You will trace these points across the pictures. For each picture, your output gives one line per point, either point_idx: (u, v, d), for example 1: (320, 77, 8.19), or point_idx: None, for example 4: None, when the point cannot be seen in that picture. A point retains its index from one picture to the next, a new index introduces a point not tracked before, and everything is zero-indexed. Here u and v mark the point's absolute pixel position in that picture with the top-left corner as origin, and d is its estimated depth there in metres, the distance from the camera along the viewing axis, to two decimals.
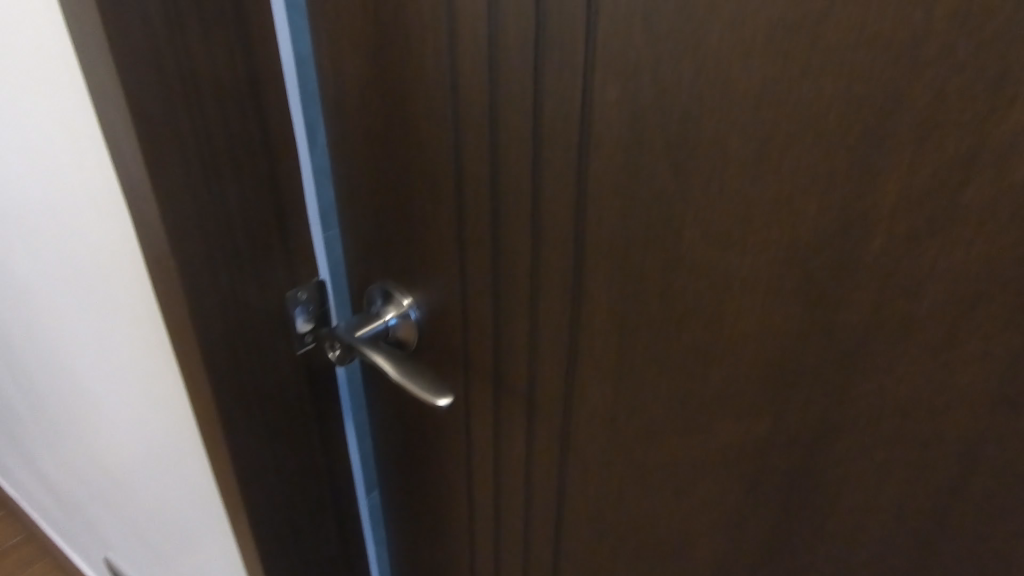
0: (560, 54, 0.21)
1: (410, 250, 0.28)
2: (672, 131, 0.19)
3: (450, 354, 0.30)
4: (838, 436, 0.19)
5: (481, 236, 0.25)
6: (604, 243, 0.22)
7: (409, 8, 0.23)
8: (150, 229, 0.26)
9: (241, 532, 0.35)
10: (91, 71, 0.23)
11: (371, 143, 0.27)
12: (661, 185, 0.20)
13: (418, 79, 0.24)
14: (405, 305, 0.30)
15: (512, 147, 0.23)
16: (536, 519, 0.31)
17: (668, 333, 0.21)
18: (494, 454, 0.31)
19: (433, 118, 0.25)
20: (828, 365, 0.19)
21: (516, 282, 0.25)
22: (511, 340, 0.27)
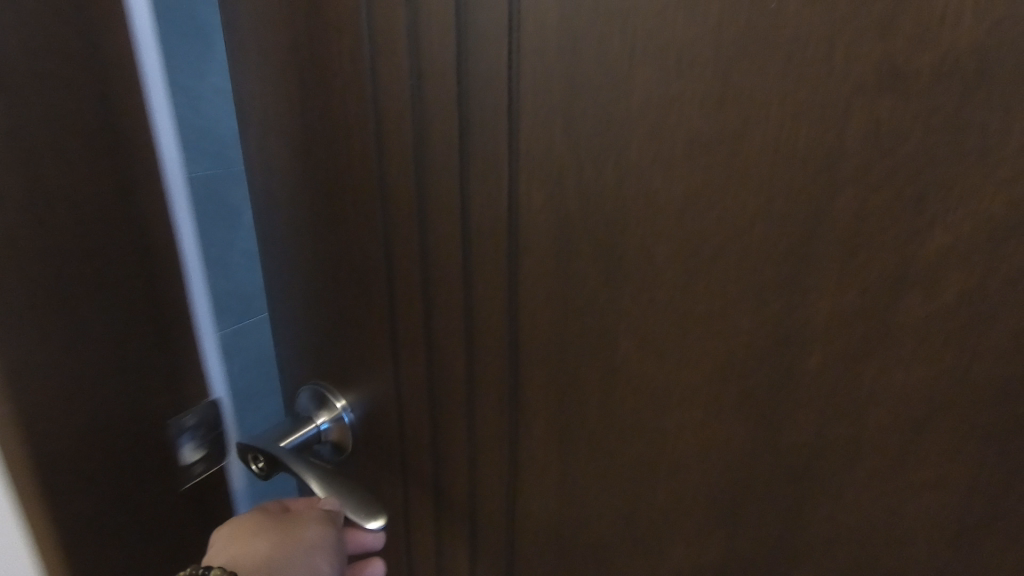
0: (484, 155, 0.21)
1: (342, 344, 0.28)
2: (597, 234, 0.19)
3: (384, 452, 0.30)
4: (808, 555, 0.18)
5: (415, 330, 0.25)
6: (542, 339, 0.21)
7: (338, 112, 0.24)
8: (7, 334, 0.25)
9: None
10: None
11: (312, 238, 0.27)
12: (593, 286, 0.19)
13: (351, 177, 0.24)
14: (337, 408, 0.30)
15: (443, 243, 0.23)
16: None
17: (620, 434, 0.20)
18: (434, 554, 0.30)
19: (365, 215, 0.25)
20: (785, 477, 0.17)
21: (451, 375, 0.25)
22: (447, 434, 0.26)
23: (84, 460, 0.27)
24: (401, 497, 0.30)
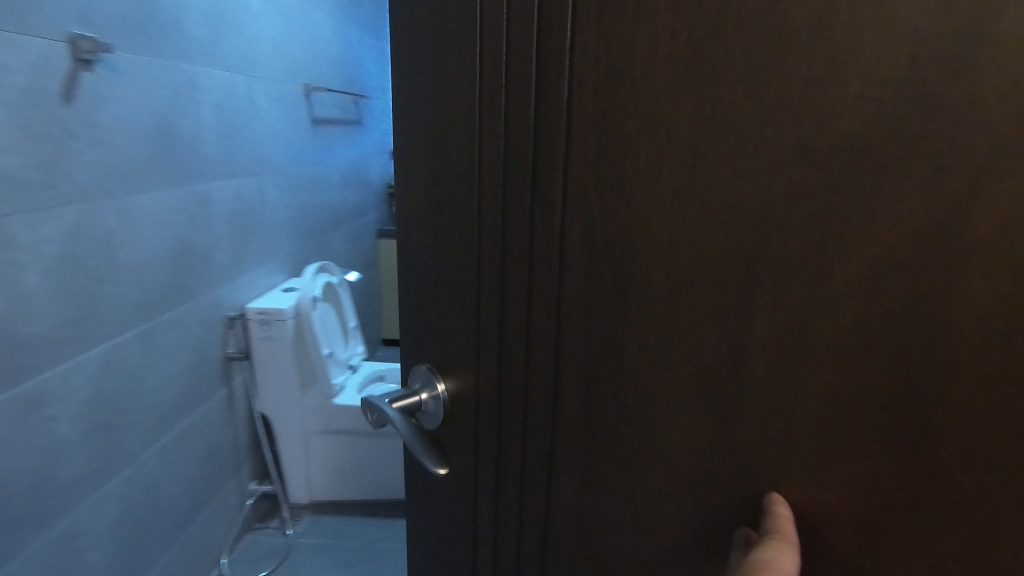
0: (552, 112, 0.26)
1: (429, 285, 0.34)
2: (642, 170, 0.24)
3: (453, 386, 0.34)
4: (832, 454, 0.21)
5: (491, 264, 0.30)
6: (595, 270, 0.26)
7: (450, 78, 0.30)
8: None
9: None
10: None
11: (414, 183, 0.33)
12: (643, 219, 0.24)
13: (449, 134, 0.30)
14: (438, 385, 0.35)
15: (522, 187, 0.28)
16: (527, 546, 0.33)
17: (661, 353, 0.25)
18: (494, 479, 0.34)
19: (461, 168, 0.30)
20: (810, 382, 0.21)
21: (516, 306, 0.30)
22: (509, 359, 0.31)
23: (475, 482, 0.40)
24: (462, 425, 0.34)
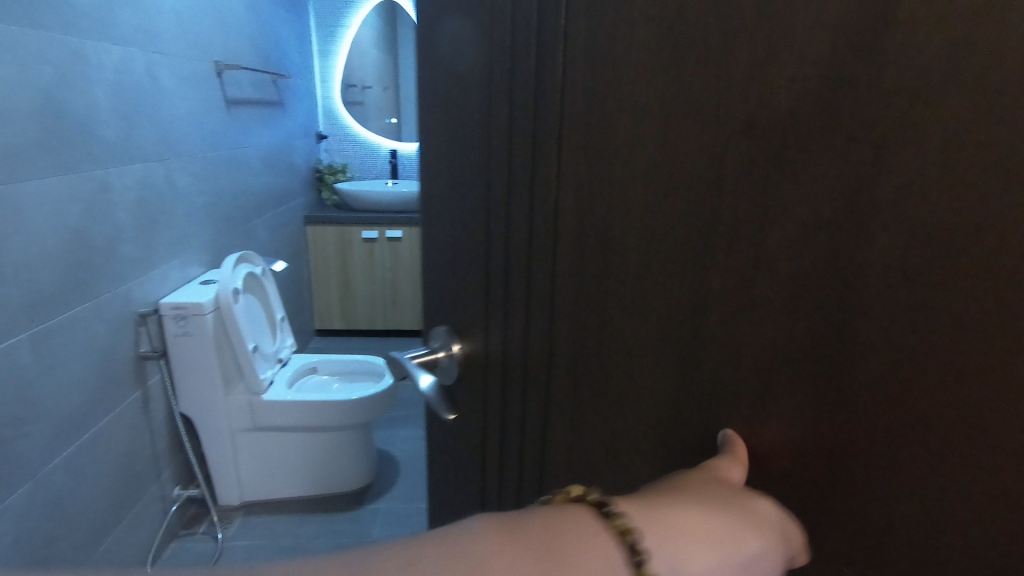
0: (744, 58, 0.45)
1: (609, 183, 0.59)
2: (798, 93, 0.42)
3: (627, 235, 0.58)
4: (894, 251, 0.38)
5: (664, 160, 0.53)
6: (761, 155, 0.45)
7: (637, 57, 0.54)
8: (482, 170, 0.77)
9: (498, 314, 0.81)
10: (483, 121, 0.75)
11: (591, 125, 0.61)
12: (796, 119, 0.42)
13: (638, 88, 0.54)
14: (608, 236, 0.61)
15: (707, 110, 0.48)
16: (703, 340, 0.53)
17: (791, 200, 0.44)
18: (661, 290, 0.56)
19: (645, 109, 0.54)
20: (879, 207, 0.39)
21: (693, 182, 0.50)
22: (679, 220, 0.52)
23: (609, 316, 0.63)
24: (642, 259, 0.57)
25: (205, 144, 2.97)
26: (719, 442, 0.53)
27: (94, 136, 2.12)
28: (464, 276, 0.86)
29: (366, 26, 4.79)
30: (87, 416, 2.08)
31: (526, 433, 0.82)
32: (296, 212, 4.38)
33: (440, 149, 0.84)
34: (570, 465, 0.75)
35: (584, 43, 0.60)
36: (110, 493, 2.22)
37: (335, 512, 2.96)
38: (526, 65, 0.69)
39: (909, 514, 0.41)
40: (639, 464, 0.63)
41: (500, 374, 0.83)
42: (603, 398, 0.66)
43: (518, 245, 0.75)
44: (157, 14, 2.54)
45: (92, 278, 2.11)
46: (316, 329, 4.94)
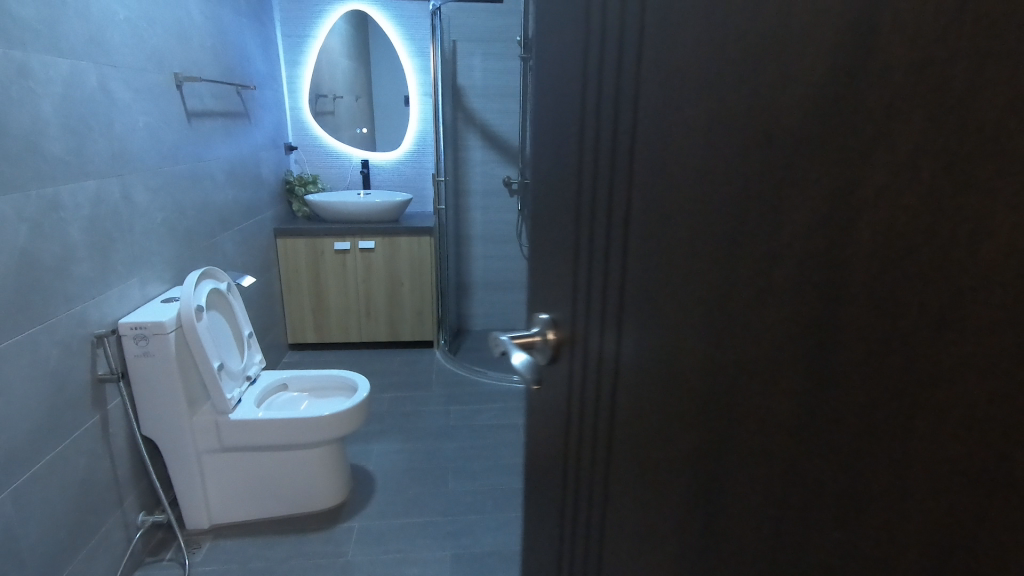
0: (781, 57, 0.49)
1: (672, 180, 0.65)
2: (824, 86, 0.45)
3: (689, 226, 0.63)
4: (912, 224, 0.40)
5: (718, 154, 0.58)
6: (793, 144, 0.48)
7: (696, 65, 0.60)
8: (575, 177, 0.90)
9: (581, 303, 0.91)
10: (578, 133, 0.87)
11: (655, 130, 0.68)
12: (823, 109, 0.45)
13: (696, 90, 0.60)
14: (670, 228, 0.67)
15: (755, 106, 0.52)
16: (744, 320, 0.56)
17: (820, 183, 0.46)
18: (714, 276, 0.60)
19: (704, 111, 0.59)
20: (894, 183, 0.41)
21: (742, 172, 0.55)
22: (731, 206, 0.56)
23: (667, 304, 0.68)
24: (699, 247, 0.62)
25: (164, 158, 2.88)
26: (757, 417, 0.56)
27: (42, 152, 2.02)
28: (559, 271, 0.99)
29: (335, 35, 4.73)
30: (40, 443, 1.98)
31: (597, 421, 0.90)
32: (265, 225, 4.29)
33: (548, 161, 0.99)
34: (630, 450, 0.81)
35: (654, 76, 0.67)
36: (65, 525, 2.10)
37: (310, 531, 2.85)
38: (609, 94, 0.77)
39: (882, 500, 0.45)
40: (682, 441, 0.68)
41: (582, 364, 0.93)
42: (652, 385, 0.73)
43: (599, 253, 0.84)
44: (110, 23, 2.45)
45: (39, 300, 2.00)
46: (289, 343, 4.83)
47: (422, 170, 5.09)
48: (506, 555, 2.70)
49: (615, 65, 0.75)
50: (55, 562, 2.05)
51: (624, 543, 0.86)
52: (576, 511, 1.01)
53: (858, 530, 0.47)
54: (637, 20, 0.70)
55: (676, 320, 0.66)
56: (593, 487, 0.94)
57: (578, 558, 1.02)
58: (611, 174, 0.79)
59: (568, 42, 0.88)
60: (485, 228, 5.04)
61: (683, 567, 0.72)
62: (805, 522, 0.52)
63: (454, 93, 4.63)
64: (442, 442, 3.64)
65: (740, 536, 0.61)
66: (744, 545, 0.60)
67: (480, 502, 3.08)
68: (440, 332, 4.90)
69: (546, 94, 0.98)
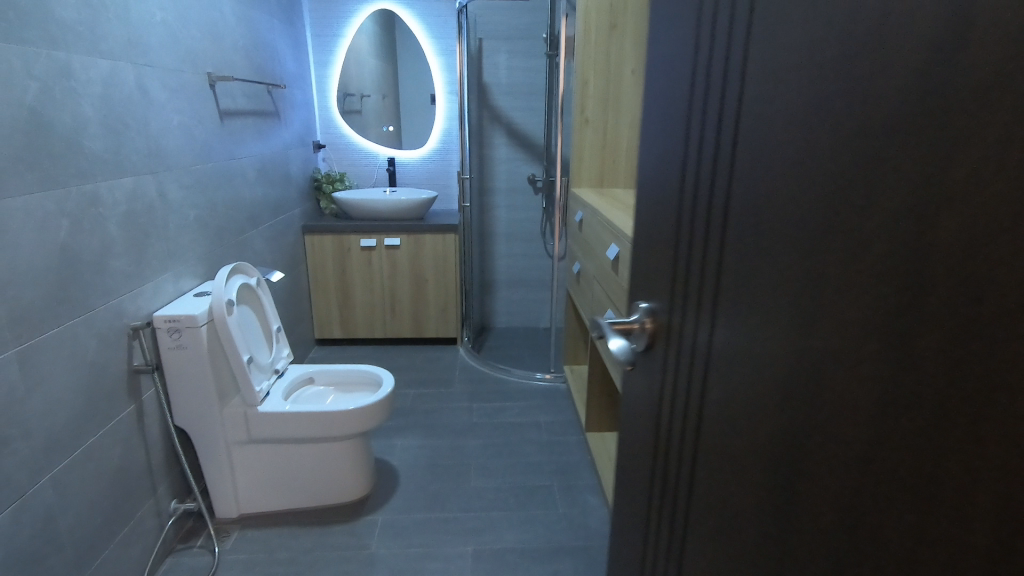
0: (873, 60, 0.54)
1: (766, 175, 0.71)
2: (913, 87, 0.50)
3: (779, 219, 0.69)
4: (989, 214, 0.44)
5: (809, 150, 0.63)
6: (879, 142, 0.53)
7: (794, 66, 0.65)
8: (673, 171, 0.95)
9: (676, 290, 0.97)
10: (680, 129, 0.92)
11: (755, 127, 0.73)
12: (911, 109, 0.50)
13: (792, 90, 0.65)
14: (762, 219, 0.72)
15: (845, 106, 0.57)
16: (827, 306, 0.61)
17: (904, 179, 0.51)
18: (801, 266, 0.65)
19: (798, 110, 0.64)
20: (975, 177, 0.45)
21: (830, 168, 0.60)
22: (819, 200, 0.62)
23: (757, 292, 0.73)
24: (787, 238, 0.67)
25: (198, 156, 2.94)
26: (835, 396, 0.61)
27: (82, 150, 2.08)
28: (656, 260, 1.05)
29: (363, 34, 4.76)
30: (79, 432, 2.05)
31: (688, 405, 0.95)
32: (293, 222, 4.35)
33: (650, 156, 1.05)
34: (719, 434, 0.86)
35: (760, 78, 0.72)
36: (100, 511, 2.17)
37: (333, 523, 2.89)
38: (715, 90, 0.82)
39: (954, 471, 0.49)
40: (765, 422, 0.74)
41: (676, 351, 0.97)
42: (743, 370, 0.78)
43: (699, 243, 0.88)
44: (147, 25, 2.51)
45: (78, 294, 2.06)
46: (315, 339, 4.90)
47: (448, 168, 5.10)
48: (526, 552, 2.69)
49: (722, 63, 0.80)
50: (91, 546, 2.12)
51: (710, 520, 0.90)
52: (664, 489, 1.07)
53: (929, 500, 0.52)
54: (746, 20, 0.75)
55: (765, 306, 0.72)
56: (681, 467, 0.99)
57: (663, 536, 1.08)
58: (709, 169, 0.84)
59: (677, 46, 0.93)
60: (509, 226, 5.04)
61: (765, 541, 0.76)
62: (882, 498, 0.56)
63: (479, 90, 4.63)
64: (464, 438, 3.65)
65: (816, 511, 0.65)
66: (823, 522, 0.64)
67: (502, 498, 3.08)
68: (464, 329, 4.90)
69: (653, 92, 1.03)
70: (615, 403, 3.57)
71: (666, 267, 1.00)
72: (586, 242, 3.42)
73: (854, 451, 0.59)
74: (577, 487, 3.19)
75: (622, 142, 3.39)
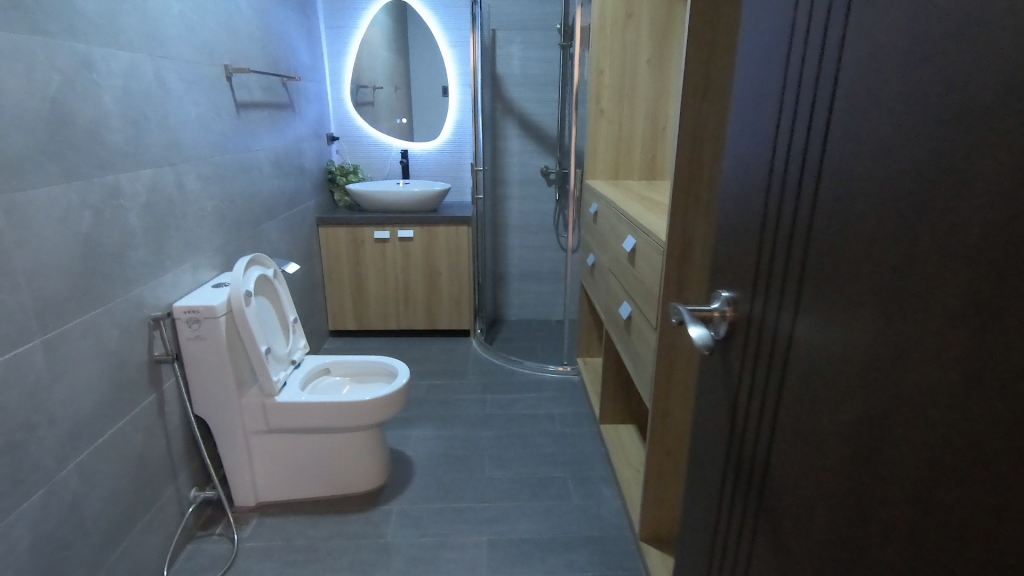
0: (955, 75, 0.59)
1: (851, 178, 0.77)
2: (991, 103, 0.55)
3: (862, 220, 0.75)
4: None
5: (891, 157, 0.69)
6: (959, 155, 0.59)
7: (879, 77, 0.71)
8: (763, 168, 1.03)
9: (760, 279, 1.05)
10: (772, 129, 1.00)
11: (841, 131, 0.80)
12: (991, 123, 0.56)
13: (878, 98, 0.72)
14: (845, 218, 0.79)
15: (926, 117, 0.63)
16: (905, 305, 0.67)
17: (983, 189, 0.57)
18: (881, 265, 0.72)
19: (882, 118, 0.71)
20: None
21: (909, 175, 0.66)
22: (898, 205, 0.68)
23: (840, 287, 0.81)
24: (869, 237, 0.74)
25: (216, 148, 2.96)
26: (908, 387, 0.67)
27: (103, 141, 2.09)
28: (741, 251, 1.13)
29: (375, 26, 4.75)
30: (104, 419, 2.09)
31: (768, 387, 1.03)
32: (308, 214, 4.38)
33: (741, 153, 1.12)
34: (797, 419, 0.94)
35: (850, 83, 0.78)
36: (125, 497, 2.21)
37: (349, 512, 2.92)
38: (808, 90, 0.88)
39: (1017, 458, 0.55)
40: (841, 411, 0.81)
41: (756, 337, 1.06)
42: (825, 357, 0.85)
43: (784, 233, 0.96)
44: (165, 17, 2.52)
45: (101, 284, 2.09)
46: (329, 330, 4.93)
47: (461, 159, 5.08)
48: (541, 542, 2.71)
49: (816, 66, 0.86)
50: (116, 531, 2.17)
51: (787, 500, 0.98)
52: (739, 464, 1.16)
53: (994, 485, 0.57)
54: (841, 24, 0.80)
55: (845, 302, 0.79)
56: (758, 445, 1.08)
57: (737, 512, 1.17)
58: (798, 168, 0.91)
59: (773, 51, 1.00)
60: (522, 218, 5.03)
61: (840, 523, 0.83)
62: (948, 473, 0.62)
63: (492, 81, 4.61)
64: (478, 429, 3.66)
65: (888, 494, 0.72)
66: (889, 500, 0.71)
67: (515, 489, 3.10)
68: (477, 321, 4.91)
69: (749, 90, 1.09)
70: (630, 396, 3.58)
71: (752, 256, 1.08)
72: (601, 234, 3.39)
73: (926, 430, 0.65)
74: (591, 478, 3.20)
75: (637, 133, 3.34)
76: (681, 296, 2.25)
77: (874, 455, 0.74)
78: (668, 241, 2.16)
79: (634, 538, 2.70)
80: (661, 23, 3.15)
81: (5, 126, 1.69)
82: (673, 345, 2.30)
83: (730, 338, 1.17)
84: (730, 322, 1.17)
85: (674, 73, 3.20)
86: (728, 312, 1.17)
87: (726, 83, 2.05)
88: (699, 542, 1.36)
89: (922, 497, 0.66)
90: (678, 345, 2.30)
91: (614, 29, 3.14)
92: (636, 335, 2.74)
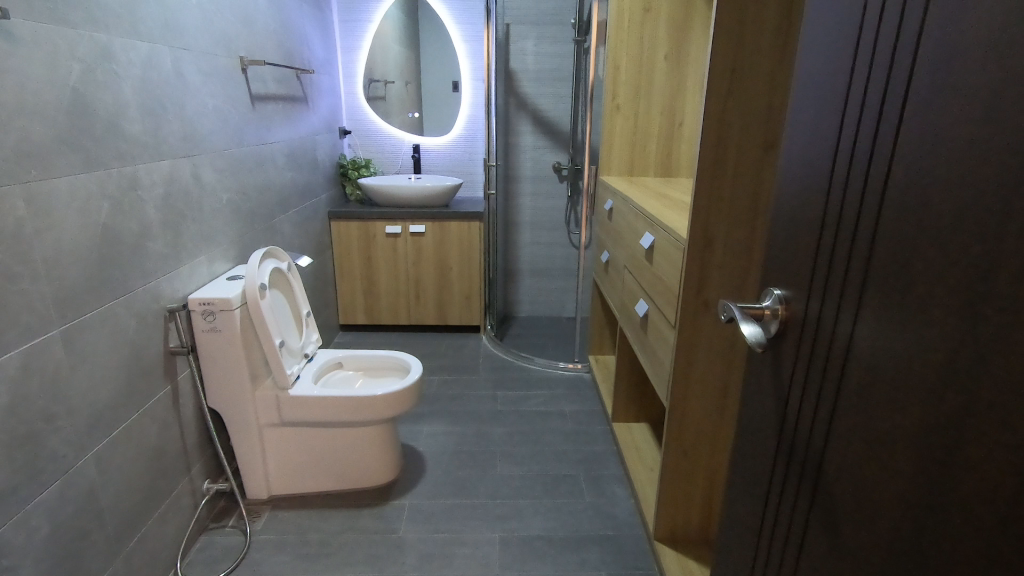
0: None
1: (931, 166, 0.73)
2: None
3: (943, 208, 0.71)
4: None
5: (985, 145, 0.65)
6: None
7: (971, 62, 0.67)
8: (823, 159, 0.98)
9: (818, 275, 0.99)
10: (835, 118, 0.94)
11: (921, 120, 0.75)
12: None
13: (969, 85, 0.68)
14: (923, 210, 0.74)
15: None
16: (997, 297, 0.64)
17: None
18: (969, 255, 0.67)
19: (975, 102, 0.67)
20: None
21: (1006, 157, 0.62)
22: (992, 190, 0.64)
23: (915, 285, 0.76)
24: (953, 227, 0.70)
25: (231, 140, 2.91)
26: (1001, 381, 0.63)
27: (122, 132, 2.06)
28: (797, 247, 1.07)
29: (388, 19, 4.68)
30: (120, 412, 2.06)
31: (822, 391, 0.98)
32: (320, 207, 4.34)
33: (799, 144, 1.06)
34: (856, 424, 0.88)
35: (930, 69, 0.74)
36: (138, 489, 2.18)
37: (362, 506, 2.89)
38: (879, 77, 0.84)
39: None
40: (913, 412, 0.76)
41: (812, 339, 1.01)
42: (892, 363, 0.80)
43: (848, 229, 0.91)
44: (183, 7, 2.47)
45: (118, 275, 2.06)
46: (340, 324, 4.90)
47: (472, 154, 5.01)
48: (556, 540, 2.67)
49: (888, 55, 0.82)
50: (130, 524, 2.14)
51: (839, 508, 0.93)
52: (789, 468, 1.10)
53: None
54: (922, 7, 0.76)
55: (923, 298, 0.74)
56: (810, 451, 1.02)
57: (786, 515, 1.12)
58: (864, 161, 0.86)
59: (839, 38, 0.95)
60: (534, 214, 4.97)
61: (906, 528, 0.77)
62: None
63: (506, 76, 4.54)
64: (489, 425, 3.62)
65: (973, 500, 0.67)
66: (974, 506, 0.67)
67: (528, 486, 3.05)
68: (487, 316, 4.85)
69: (809, 81, 1.04)
70: (644, 394, 3.52)
71: (809, 252, 1.02)
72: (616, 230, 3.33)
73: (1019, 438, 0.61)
74: (603, 476, 3.15)
75: (654, 129, 3.26)
76: (703, 295, 2.19)
77: (949, 464, 0.70)
78: (688, 239, 2.12)
79: (649, 536, 2.66)
80: (681, 17, 3.06)
81: (25, 116, 1.65)
82: (690, 346, 2.27)
83: (785, 329, 1.11)
84: (785, 316, 1.10)
85: (692, 69, 3.13)
86: (785, 305, 1.10)
87: (755, 78, 1.98)
88: (745, 547, 1.31)
89: (1017, 512, 0.62)
90: (698, 344, 2.27)
91: (631, 24, 3.08)
92: (653, 334, 2.67)
